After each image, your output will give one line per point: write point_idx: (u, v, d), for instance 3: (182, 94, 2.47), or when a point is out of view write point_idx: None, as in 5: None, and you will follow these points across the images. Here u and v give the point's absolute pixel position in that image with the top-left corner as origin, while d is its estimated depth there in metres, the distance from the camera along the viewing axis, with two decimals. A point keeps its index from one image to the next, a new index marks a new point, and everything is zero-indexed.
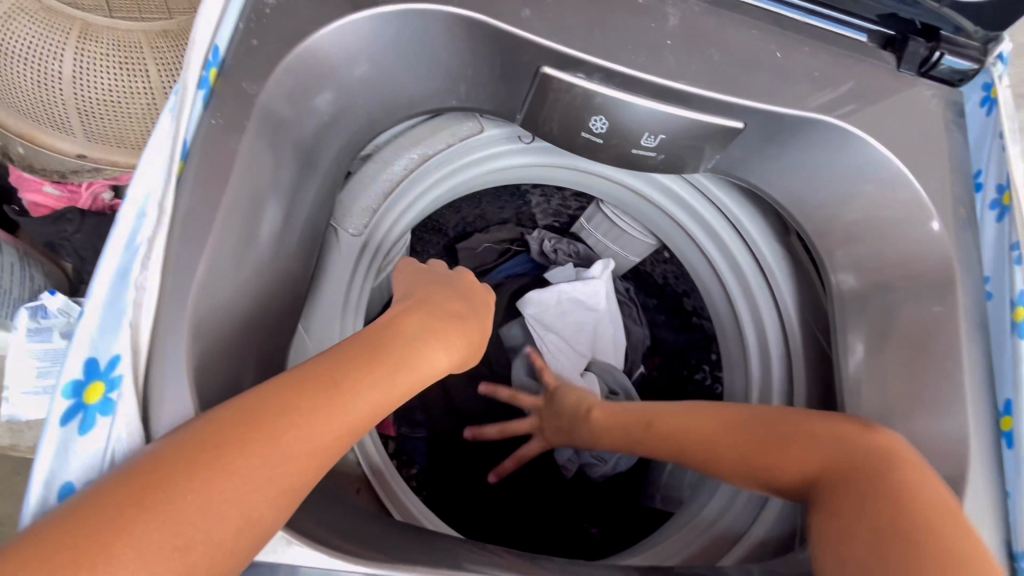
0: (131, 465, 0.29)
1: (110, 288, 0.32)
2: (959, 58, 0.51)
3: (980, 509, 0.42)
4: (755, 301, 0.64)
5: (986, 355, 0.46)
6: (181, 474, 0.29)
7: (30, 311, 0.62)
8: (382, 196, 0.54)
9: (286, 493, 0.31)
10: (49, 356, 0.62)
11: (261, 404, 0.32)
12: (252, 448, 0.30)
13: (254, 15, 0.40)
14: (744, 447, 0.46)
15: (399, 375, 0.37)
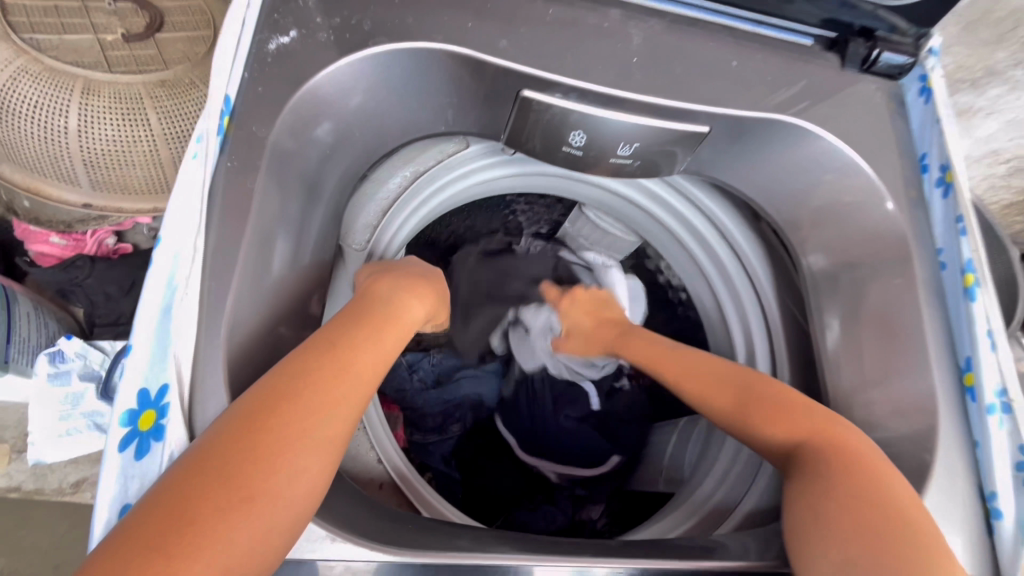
0: (174, 472, 0.31)
1: (155, 324, 0.36)
2: (896, 53, 0.56)
3: (950, 459, 0.47)
4: (734, 284, 0.69)
5: (944, 320, 0.51)
6: (214, 470, 0.31)
7: (49, 356, 0.66)
8: (382, 213, 0.58)
9: (315, 459, 0.34)
10: (71, 399, 0.67)
11: (270, 386, 0.35)
12: (273, 424, 0.33)
13: (258, 66, 0.43)
14: (764, 421, 0.49)
15: (383, 338, 0.41)
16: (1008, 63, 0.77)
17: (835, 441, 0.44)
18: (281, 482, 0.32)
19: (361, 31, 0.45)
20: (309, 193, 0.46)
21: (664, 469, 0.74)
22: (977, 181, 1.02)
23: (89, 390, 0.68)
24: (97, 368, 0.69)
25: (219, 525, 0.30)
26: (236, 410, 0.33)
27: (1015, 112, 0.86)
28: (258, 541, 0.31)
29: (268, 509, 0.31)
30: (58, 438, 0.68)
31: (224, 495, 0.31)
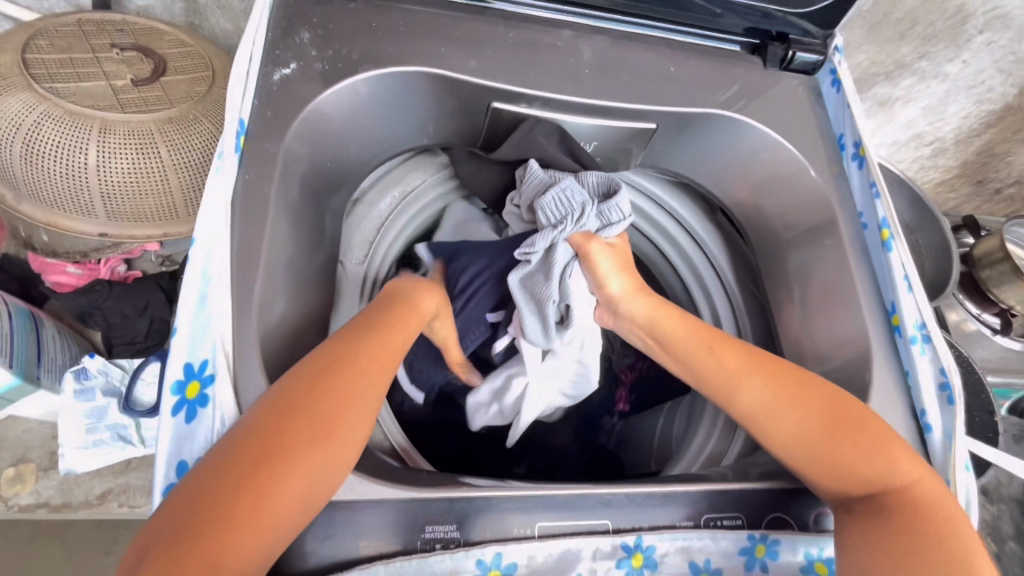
0: (225, 447, 0.36)
1: (192, 315, 0.41)
2: (808, 52, 0.66)
3: (884, 386, 0.54)
4: (700, 274, 0.75)
5: (870, 273, 0.59)
6: (300, 417, 0.38)
7: (75, 374, 0.73)
8: (376, 230, 0.63)
9: (357, 433, 0.40)
10: (95, 413, 0.73)
11: (307, 377, 0.40)
12: (313, 415, 0.38)
13: (266, 94, 0.51)
14: (857, 445, 0.46)
15: (399, 337, 0.46)
16: (913, 56, 0.89)
17: (918, 485, 0.44)
18: (348, 432, 0.39)
19: (351, 60, 0.53)
20: (313, 200, 0.52)
21: (657, 441, 0.74)
22: (909, 163, 1.14)
23: (111, 404, 0.74)
24: (117, 384, 0.76)
25: (308, 460, 0.37)
26: (303, 367, 0.41)
27: (929, 99, 0.98)
28: (332, 475, 0.38)
29: (318, 487, 0.37)
30: (82, 448, 0.73)
31: (275, 475, 0.36)
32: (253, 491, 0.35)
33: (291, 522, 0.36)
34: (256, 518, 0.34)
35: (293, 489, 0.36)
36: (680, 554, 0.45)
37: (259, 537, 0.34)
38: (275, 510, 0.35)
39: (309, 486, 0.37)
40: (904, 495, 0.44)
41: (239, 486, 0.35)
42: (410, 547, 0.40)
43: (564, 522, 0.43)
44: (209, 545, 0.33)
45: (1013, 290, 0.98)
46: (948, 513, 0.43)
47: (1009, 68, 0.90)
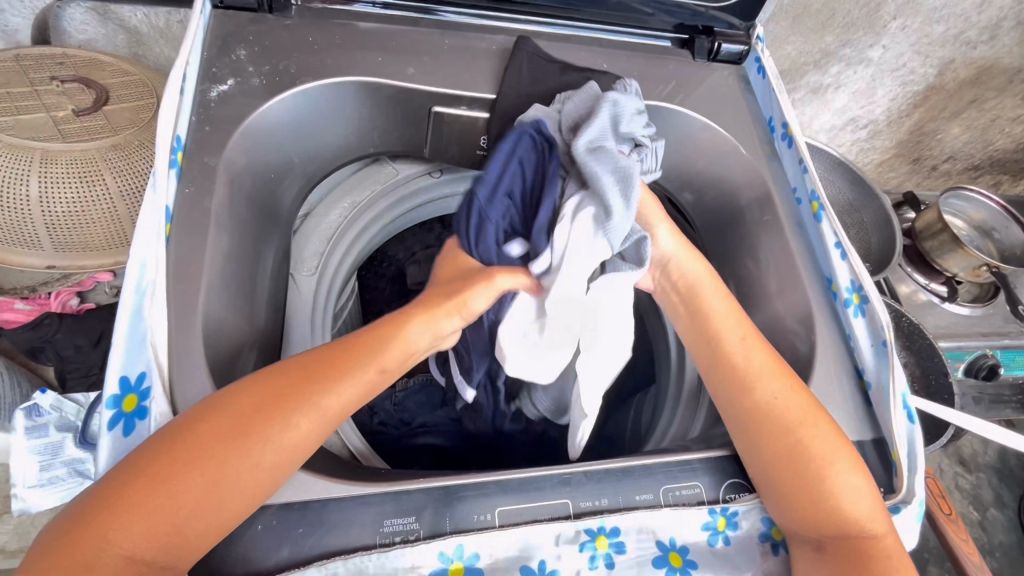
0: (136, 455, 0.37)
1: (129, 325, 0.41)
2: (732, 44, 0.70)
3: (826, 349, 0.57)
4: None
5: (807, 245, 0.62)
6: (223, 422, 0.38)
7: (26, 411, 0.70)
8: (327, 242, 0.61)
9: (274, 474, 0.39)
10: (49, 449, 0.70)
11: (239, 402, 0.39)
12: (228, 443, 0.38)
13: (203, 109, 0.51)
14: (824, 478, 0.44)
15: (354, 376, 0.43)
16: (837, 45, 0.94)
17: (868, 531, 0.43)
18: (273, 445, 0.39)
19: (288, 74, 0.55)
20: (259, 211, 0.53)
21: (629, 429, 0.74)
22: (848, 146, 1.20)
23: (67, 438, 0.72)
24: (72, 418, 0.73)
25: (217, 468, 0.37)
26: (246, 383, 0.41)
27: (857, 84, 1.03)
28: (235, 507, 0.38)
29: (213, 515, 0.37)
30: (35, 488, 0.69)
31: (166, 492, 0.35)
32: (151, 483, 0.35)
33: (191, 531, 0.36)
34: (147, 512, 0.35)
35: (194, 495, 0.36)
36: (643, 534, 0.44)
37: (145, 535, 0.34)
38: (168, 512, 0.35)
39: (211, 497, 0.36)
40: (868, 547, 0.43)
41: (140, 483, 0.35)
42: (369, 544, 0.40)
43: (524, 506, 0.43)
44: (94, 532, 0.34)
45: (954, 258, 1.03)
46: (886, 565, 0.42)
47: (925, 50, 0.97)
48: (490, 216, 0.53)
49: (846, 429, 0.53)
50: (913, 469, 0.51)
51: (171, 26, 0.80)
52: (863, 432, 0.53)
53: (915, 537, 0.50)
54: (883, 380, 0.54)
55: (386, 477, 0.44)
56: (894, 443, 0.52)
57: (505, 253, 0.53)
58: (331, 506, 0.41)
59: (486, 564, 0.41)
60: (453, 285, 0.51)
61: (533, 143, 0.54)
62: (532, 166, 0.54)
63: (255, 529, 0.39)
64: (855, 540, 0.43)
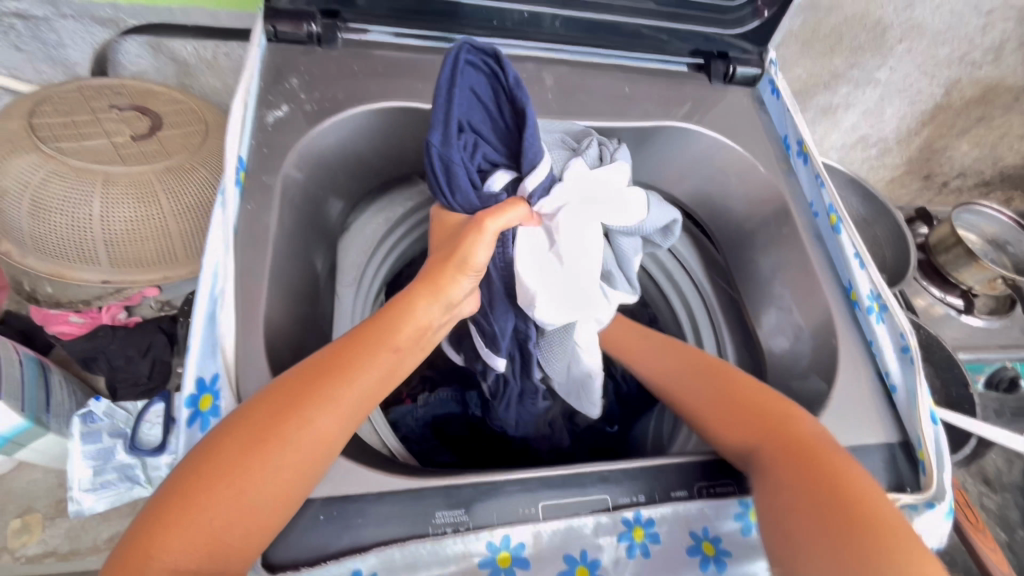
0: (180, 472, 0.39)
1: (204, 331, 0.45)
2: (747, 67, 0.74)
3: (849, 355, 0.59)
4: (676, 280, 0.78)
5: (826, 256, 0.65)
6: (242, 432, 0.40)
7: (82, 418, 0.75)
8: (366, 253, 0.65)
9: (297, 472, 0.40)
10: (100, 454, 0.75)
11: (258, 411, 0.41)
12: (249, 450, 0.39)
13: (261, 132, 0.56)
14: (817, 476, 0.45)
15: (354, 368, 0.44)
16: (845, 67, 0.98)
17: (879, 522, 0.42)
18: (291, 445, 0.40)
19: (337, 100, 0.59)
20: (308, 226, 0.57)
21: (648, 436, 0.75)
22: (858, 164, 1.23)
23: (117, 445, 0.76)
24: (123, 426, 0.77)
25: (239, 474, 0.39)
26: (264, 394, 0.42)
27: (866, 104, 1.07)
28: (266, 510, 0.39)
29: (248, 522, 0.38)
30: (89, 490, 0.74)
31: (200, 504, 0.37)
32: (186, 500, 0.37)
33: (229, 538, 0.37)
34: (186, 525, 0.37)
35: (226, 505, 0.38)
36: (680, 526, 0.46)
37: (185, 549, 0.36)
38: (203, 523, 0.37)
39: (242, 502, 0.38)
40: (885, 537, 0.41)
41: (178, 499, 0.37)
42: (422, 534, 0.42)
43: (565, 500, 0.46)
44: (144, 545, 0.36)
45: (969, 271, 1.05)
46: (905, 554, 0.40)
47: (932, 70, 1.01)
48: (456, 159, 0.50)
49: (872, 432, 0.55)
50: (941, 468, 0.52)
51: (217, 57, 0.86)
52: (889, 435, 0.55)
53: (943, 536, 0.51)
54: (909, 384, 0.55)
55: (435, 472, 0.47)
56: (922, 444, 0.53)
57: (484, 189, 0.52)
58: (387, 497, 0.43)
59: (530, 554, 0.43)
60: (447, 247, 0.50)
61: (474, 64, 0.52)
62: (484, 91, 0.53)
63: (317, 519, 0.42)
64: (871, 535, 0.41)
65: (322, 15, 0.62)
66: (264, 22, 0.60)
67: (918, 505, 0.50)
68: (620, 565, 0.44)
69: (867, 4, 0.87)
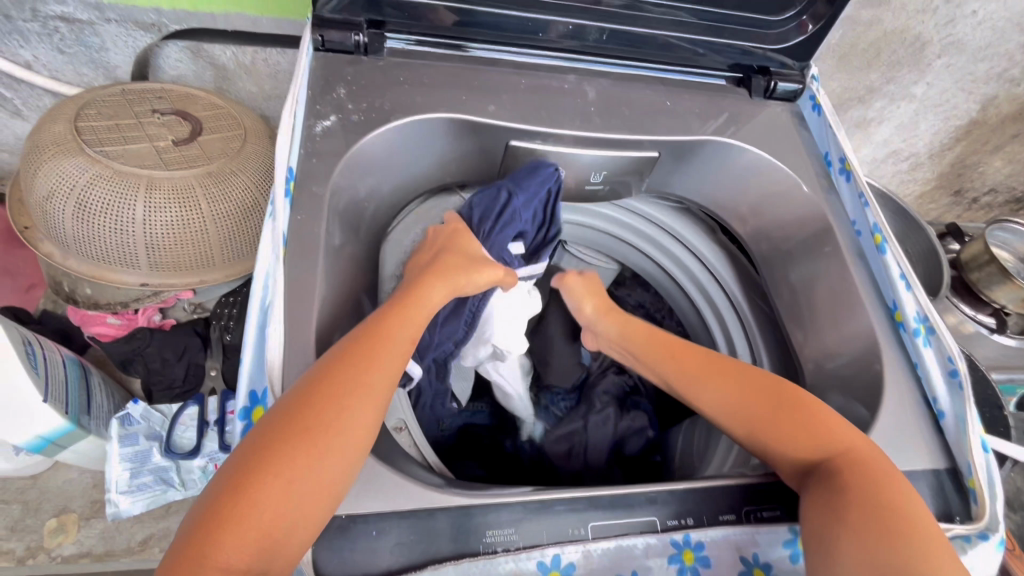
0: (232, 468, 0.40)
1: (256, 343, 0.46)
2: (788, 82, 0.73)
3: (895, 378, 0.58)
4: (710, 292, 0.79)
5: (869, 276, 0.64)
6: (298, 419, 0.41)
7: (120, 420, 0.76)
8: (401, 265, 0.66)
9: (340, 455, 0.41)
10: (137, 457, 0.76)
11: (300, 399, 0.42)
12: (295, 433, 0.40)
13: (309, 142, 0.56)
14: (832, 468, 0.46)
15: (384, 355, 0.46)
16: (882, 81, 0.97)
17: (895, 509, 0.43)
18: (333, 428, 0.41)
19: (383, 111, 0.59)
20: (354, 237, 0.57)
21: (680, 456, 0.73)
22: (889, 178, 1.22)
23: (153, 447, 0.77)
24: (160, 429, 0.79)
25: (287, 461, 0.39)
26: (307, 380, 0.43)
27: (901, 119, 1.06)
28: (310, 493, 0.39)
29: (294, 507, 0.39)
30: (127, 492, 0.75)
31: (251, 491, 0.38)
32: (245, 492, 0.38)
33: (281, 525, 0.38)
34: (242, 516, 0.37)
35: (274, 496, 0.38)
36: (730, 550, 0.46)
37: (244, 545, 0.36)
38: (258, 513, 0.37)
39: (291, 488, 0.39)
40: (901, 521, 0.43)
41: (229, 500, 0.38)
42: (474, 552, 0.42)
43: (616, 522, 0.45)
44: (203, 544, 0.36)
45: (1002, 290, 1.03)
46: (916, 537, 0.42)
47: (969, 86, 0.99)
48: (510, 224, 0.62)
49: (920, 457, 0.54)
50: (994, 497, 0.51)
51: (255, 63, 0.87)
52: (938, 461, 0.54)
53: (995, 567, 0.50)
54: (958, 409, 0.55)
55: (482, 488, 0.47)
56: (973, 471, 0.52)
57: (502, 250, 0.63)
58: (438, 515, 0.43)
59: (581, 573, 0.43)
60: (450, 259, 0.57)
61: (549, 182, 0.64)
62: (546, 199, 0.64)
63: (370, 535, 0.42)
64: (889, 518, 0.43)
65: (368, 25, 0.62)
66: (312, 32, 0.60)
67: (971, 536, 0.50)
68: None
69: (908, 19, 0.87)
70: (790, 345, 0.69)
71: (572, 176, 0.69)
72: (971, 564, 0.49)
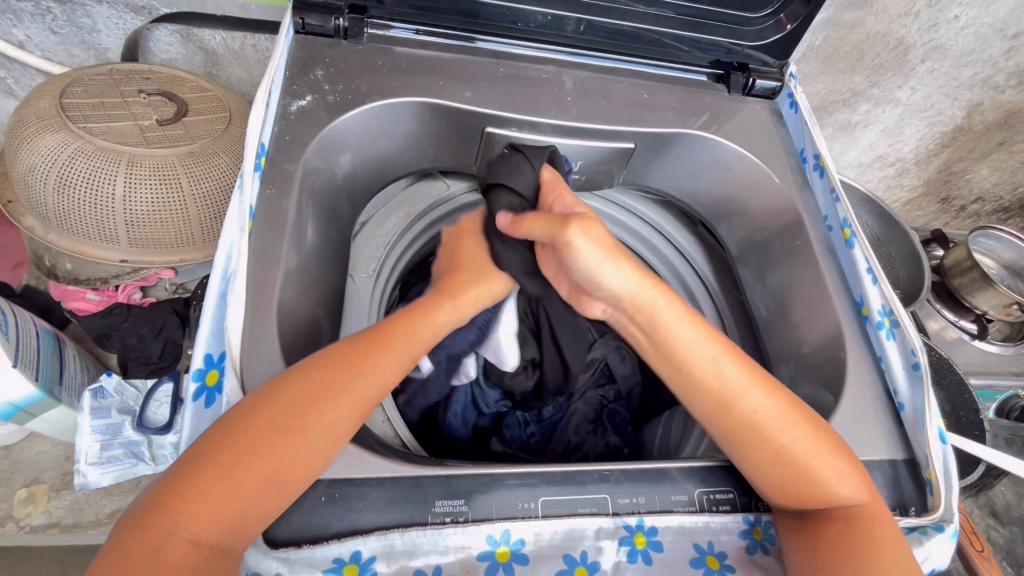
0: (203, 447, 0.41)
1: (215, 308, 0.47)
2: (767, 80, 0.74)
3: (859, 371, 0.58)
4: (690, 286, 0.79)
5: (838, 270, 0.65)
6: (277, 408, 0.42)
7: (93, 392, 0.77)
8: (385, 247, 0.66)
9: (318, 455, 0.42)
10: (106, 429, 0.76)
11: (285, 396, 0.43)
12: (275, 429, 0.42)
13: (284, 121, 0.57)
14: (804, 485, 0.47)
15: (375, 363, 0.48)
16: (866, 85, 0.98)
17: (855, 528, 0.45)
18: (315, 427, 0.42)
19: (359, 93, 0.60)
20: (325, 216, 0.58)
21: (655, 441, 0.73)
22: (875, 183, 1.23)
23: (125, 421, 0.78)
24: (132, 403, 0.80)
25: (264, 450, 0.41)
26: (293, 377, 0.44)
27: (885, 123, 1.07)
28: (276, 486, 0.40)
29: (261, 497, 0.40)
30: (94, 464, 0.75)
31: (222, 476, 0.39)
32: (216, 474, 0.39)
33: (250, 512, 0.39)
34: (210, 495, 0.39)
35: (244, 483, 0.40)
36: (681, 537, 0.46)
37: (212, 519, 0.38)
38: (226, 496, 0.39)
39: (260, 479, 0.40)
40: (856, 537, 0.44)
41: (196, 478, 0.39)
42: (421, 522, 0.43)
43: (564, 499, 0.46)
44: (165, 517, 0.37)
45: (984, 296, 1.03)
46: (869, 553, 0.44)
47: (953, 92, 1.00)
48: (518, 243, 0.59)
49: (879, 448, 0.55)
50: (949, 489, 0.51)
51: (245, 49, 0.88)
52: (896, 452, 0.55)
53: (949, 557, 0.50)
54: (917, 403, 0.55)
55: (435, 461, 0.47)
56: (930, 462, 0.53)
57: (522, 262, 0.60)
58: (388, 483, 0.43)
59: (530, 550, 0.43)
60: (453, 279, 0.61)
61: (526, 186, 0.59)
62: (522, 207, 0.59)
63: (318, 499, 0.42)
64: (840, 534, 0.45)
65: (349, 10, 0.63)
66: (293, 14, 0.61)
67: (928, 528, 0.50)
68: (620, 569, 0.44)
69: (891, 23, 0.87)
70: (761, 337, 0.69)
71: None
72: (926, 555, 0.49)
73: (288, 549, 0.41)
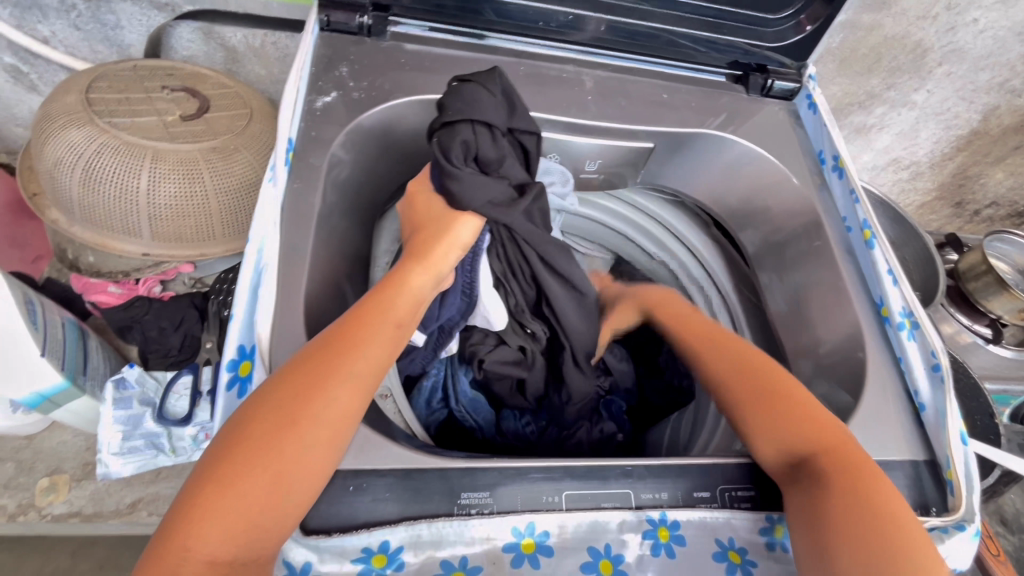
0: (209, 463, 0.39)
1: (247, 299, 0.47)
2: (785, 81, 0.74)
3: (879, 371, 0.58)
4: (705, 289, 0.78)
5: (857, 271, 0.65)
6: (271, 409, 0.41)
7: (115, 383, 0.78)
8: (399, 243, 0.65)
9: (321, 444, 0.41)
10: (128, 420, 0.78)
11: (279, 394, 0.42)
12: (274, 428, 0.40)
13: (309, 117, 0.58)
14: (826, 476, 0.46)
15: (366, 343, 0.46)
16: (882, 87, 0.98)
17: (893, 519, 0.43)
18: (314, 419, 0.41)
19: (383, 90, 0.61)
20: (349, 211, 0.59)
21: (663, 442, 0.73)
22: (889, 186, 1.23)
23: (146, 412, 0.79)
24: (153, 395, 0.81)
25: (264, 450, 0.39)
26: (283, 376, 0.43)
27: (901, 126, 1.07)
28: (287, 483, 0.39)
29: (269, 500, 0.38)
30: (116, 455, 0.76)
31: (227, 485, 0.38)
32: (219, 486, 0.38)
33: (262, 519, 0.38)
34: (218, 508, 0.37)
35: (251, 489, 0.38)
36: (704, 532, 0.46)
37: (223, 534, 0.36)
38: (234, 506, 0.37)
39: (266, 481, 0.39)
40: (895, 531, 0.42)
41: (202, 493, 0.38)
42: (447, 513, 0.43)
43: (588, 492, 0.46)
44: (177, 541, 0.36)
45: (999, 300, 1.03)
46: (910, 545, 0.42)
47: (970, 95, 1.00)
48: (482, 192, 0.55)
49: (899, 447, 0.55)
50: (970, 489, 0.51)
51: (265, 46, 0.89)
52: (917, 452, 0.55)
53: (970, 558, 0.50)
54: (938, 404, 0.55)
55: (459, 454, 0.47)
56: (951, 463, 0.53)
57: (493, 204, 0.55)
58: (415, 475, 0.44)
59: (555, 542, 0.43)
60: (429, 235, 0.55)
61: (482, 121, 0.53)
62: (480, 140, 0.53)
63: (346, 489, 0.43)
64: (883, 532, 0.42)
65: (373, 8, 0.64)
66: (318, 12, 0.62)
67: (949, 527, 0.50)
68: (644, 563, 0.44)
69: (908, 26, 0.87)
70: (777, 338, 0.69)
71: (569, 163, 0.70)
72: (949, 554, 0.49)
73: (317, 536, 0.41)
